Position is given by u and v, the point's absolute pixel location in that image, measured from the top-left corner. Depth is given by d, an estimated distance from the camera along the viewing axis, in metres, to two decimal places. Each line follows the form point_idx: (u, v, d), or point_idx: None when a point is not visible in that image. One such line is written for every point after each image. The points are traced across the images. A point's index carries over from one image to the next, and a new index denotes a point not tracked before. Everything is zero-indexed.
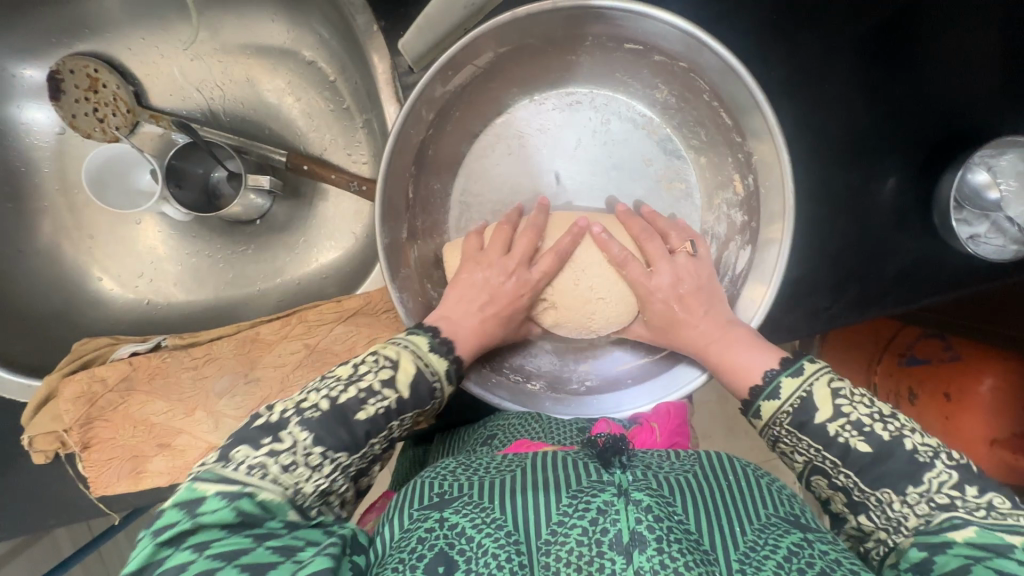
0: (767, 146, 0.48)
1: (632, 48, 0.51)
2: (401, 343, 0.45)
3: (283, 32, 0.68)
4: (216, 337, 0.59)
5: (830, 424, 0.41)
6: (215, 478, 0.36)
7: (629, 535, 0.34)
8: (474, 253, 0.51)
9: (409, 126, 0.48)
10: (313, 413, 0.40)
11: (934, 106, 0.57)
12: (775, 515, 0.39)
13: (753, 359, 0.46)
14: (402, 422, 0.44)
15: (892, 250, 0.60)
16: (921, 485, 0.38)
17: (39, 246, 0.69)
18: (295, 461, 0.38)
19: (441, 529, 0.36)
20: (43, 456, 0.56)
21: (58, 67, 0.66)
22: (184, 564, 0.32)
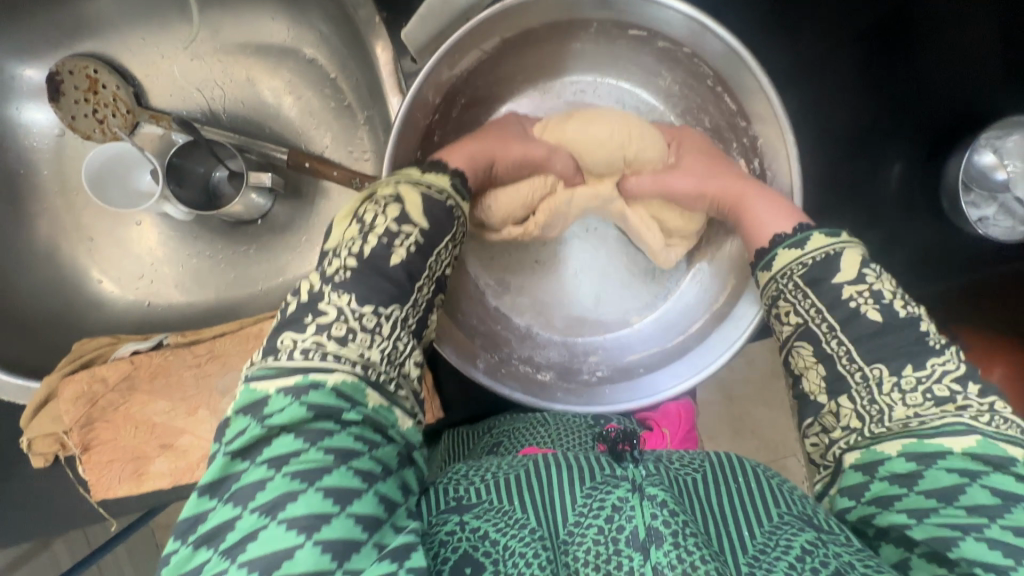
0: (773, 131, 0.48)
1: (637, 34, 0.51)
2: (395, 180, 0.44)
3: (284, 30, 0.68)
4: (218, 335, 0.58)
5: (847, 287, 0.42)
6: (274, 376, 0.36)
7: (645, 531, 0.35)
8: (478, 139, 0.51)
9: (415, 111, 0.48)
10: (343, 276, 0.40)
11: (938, 87, 0.57)
12: (789, 514, 0.38)
13: (774, 215, 0.47)
14: (437, 256, 0.44)
15: (900, 234, 0.60)
16: (924, 370, 0.39)
17: (38, 248, 0.68)
18: (350, 330, 0.38)
19: (463, 532, 0.37)
20: (42, 459, 0.55)
21: (57, 69, 0.66)
22: (263, 478, 0.32)
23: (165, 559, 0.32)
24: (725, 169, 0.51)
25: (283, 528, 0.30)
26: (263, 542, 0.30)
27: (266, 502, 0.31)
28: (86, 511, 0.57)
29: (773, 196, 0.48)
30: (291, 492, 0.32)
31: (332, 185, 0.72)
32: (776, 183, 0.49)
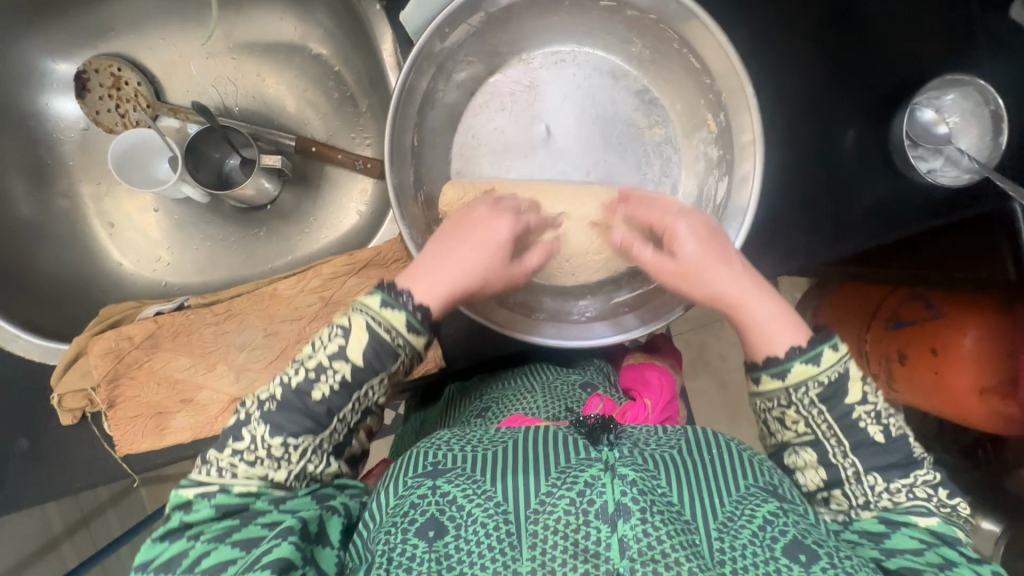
0: (733, 82, 0.54)
1: (607, 4, 0.58)
2: (351, 308, 0.46)
3: (292, 28, 0.75)
4: (235, 295, 0.62)
5: (856, 405, 0.46)
6: (194, 484, 0.44)
7: (614, 506, 0.37)
8: (457, 221, 0.53)
9: (412, 79, 0.55)
10: (270, 405, 0.45)
11: (881, 49, 0.64)
12: (755, 485, 0.42)
13: (772, 312, 0.48)
14: (371, 390, 0.46)
15: (860, 186, 0.64)
16: (908, 478, 0.46)
17: (63, 232, 0.73)
18: (258, 454, 0.44)
19: (433, 496, 0.40)
20: (70, 416, 0.59)
21: (85, 68, 0.72)
22: (184, 548, 0.41)
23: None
24: (727, 260, 0.50)
25: None
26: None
27: (188, 565, 0.40)
28: (106, 469, 0.60)
29: (770, 293, 0.50)
30: (206, 550, 0.40)
31: (336, 170, 0.78)
32: (738, 131, 0.55)
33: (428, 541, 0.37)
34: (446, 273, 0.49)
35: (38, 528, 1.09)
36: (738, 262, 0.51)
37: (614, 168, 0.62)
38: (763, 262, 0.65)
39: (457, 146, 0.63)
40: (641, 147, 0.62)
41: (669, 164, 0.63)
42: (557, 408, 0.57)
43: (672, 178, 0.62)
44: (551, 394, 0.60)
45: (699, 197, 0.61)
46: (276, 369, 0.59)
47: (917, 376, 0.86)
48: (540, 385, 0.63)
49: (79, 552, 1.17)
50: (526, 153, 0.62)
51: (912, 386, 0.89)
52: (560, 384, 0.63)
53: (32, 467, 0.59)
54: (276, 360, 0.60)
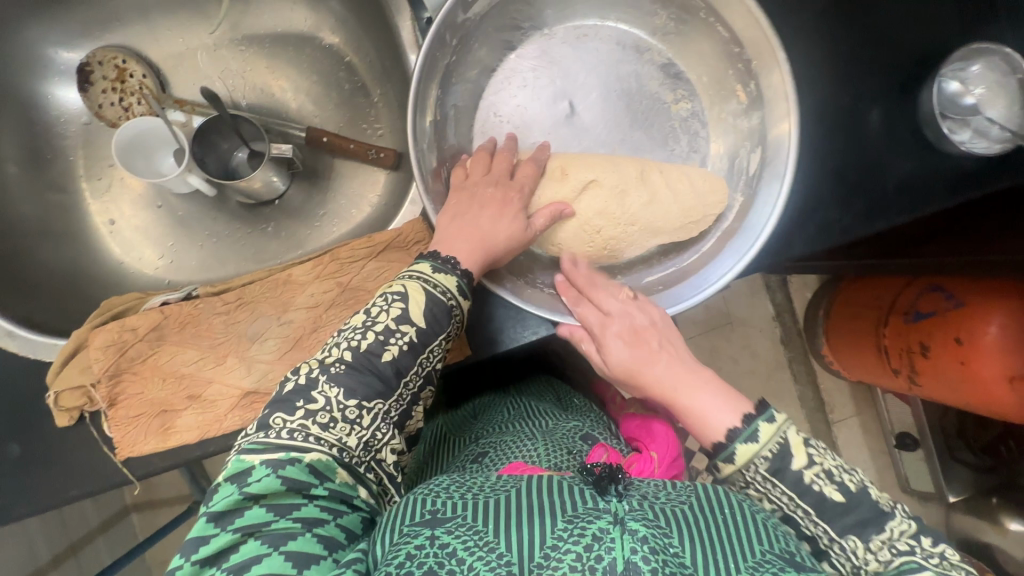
0: (766, 50, 0.54)
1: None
2: (407, 276, 0.48)
3: (304, 19, 0.73)
4: (247, 282, 0.59)
5: (806, 471, 0.40)
6: (258, 448, 0.41)
7: (623, 565, 0.31)
8: (461, 182, 0.55)
9: (433, 51, 0.54)
10: (338, 368, 0.44)
11: (902, 23, 0.63)
12: (771, 552, 0.36)
13: (708, 405, 0.45)
14: (431, 355, 0.47)
15: (891, 160, 0.63)
16: (885, 533, 0.39)
17: (63, 229, 0.70)
18: (333, 418, 0.42)
19: (430, 547, 0.35)
20: (67, 417, 0.54)
21: (89, 60, 0.71)
22: (235, 543, 0.37)
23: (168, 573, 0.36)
24: (652, 357, 0.49)
25: None
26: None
27: (236, 564, 0.36)
28: (103, 475, 0.55)
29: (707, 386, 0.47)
30: (259, 556, 0.36)
31: (346, 163, 0.75)
32: (773, 100, 0.55)
33: None
34: (461, 240, 0.50)
35: (25, 557, 1.02)
36: (662, 356, 0.50)
37: (641, 144, 0.61)
38: (796, 239, 0.62)
39: (479, 124, 0.61)
40: (667, 120, 0.61)
41: (697, 139, 0.61)
42: (562, 459, 0.52)
43: (701, 153, 0.61)
44: (551, 442, 0.55)
45: (731, 169, 0.60)
46: (289, 360, 0.56)
47: (944, 368, 0.84)
48: (541, 433, 0.57)
49: None
50: (551, 131, 0.60)
51: (939, 381, 0.86)
52: (562, 435, 0.57)
53: (24, 473, 0.55)
54: (291, 351, 0.56)
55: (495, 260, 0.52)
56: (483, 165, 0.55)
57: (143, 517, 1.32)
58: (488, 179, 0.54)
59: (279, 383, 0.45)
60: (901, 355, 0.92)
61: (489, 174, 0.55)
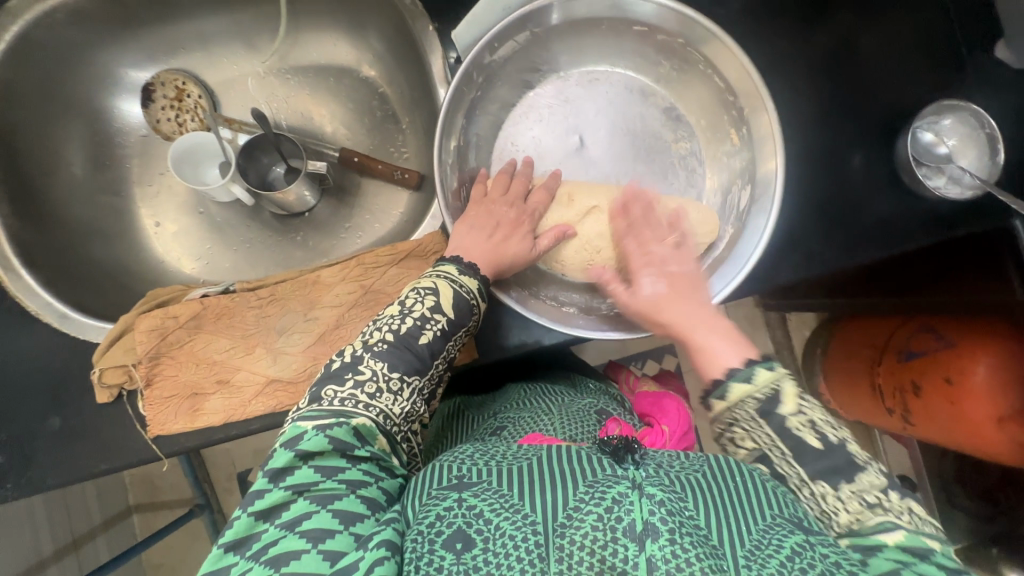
0: (756, 99, 0.60)
1: (639, 30, 0.65)
2: (435, 274, 0.55)
3: (343, 53, 0.81)
4: (279, 281, 0.64)
5: (791, 417, 0.44)
6: (310, 416, 0.47)
7: (642, 525, 0.35)
8: (480, 198, 0.62)
9: (463, 85, 0.61)
10: (382, 346, 0.51)
11: (882, 82, 0.71)
12: (780, 516, 0.40)
13: (719, 349, 0.50)
14: (456, 341, 0.55)
15: (870, 201, 0.69)
16: (855, 485, 0.42)
17: (115, 228, 0.77)
18: (379, 388, 0.50)
19: (459, 508, 0.39)
20: (107, 394, 0.60)
21: (153, 80, 0.79)
22: (286, 500, 0.43)
23: (229, 519, 0.42)
24: (681, 299, 0.55)
25: (295, 538, 0.40)
26: (279, 549, 0.40)
27: (287, 520, 0.42)
28: (133, 451, 0.60)
29: (721, 328, 0.52)
30: (308, 512, 0.42)
31: (372, 182, 0.82)
32: (760, 140, 0.61)
33: (456, 553, 0.37)
34: (479, 251, 0.57)
35: (29, 548, 1.05)
36: (693, 300, 0.55)
37: (643, 176, 0.67)
38: (782, 267, 0.68)
39: (496, 153, 0.68)
40: (667, 158, 0.68)
41: (694, 176, 0.68)
42: (577, 431, 0.58)
43: (697, 189, 0.68)
44: (567, 416, 0.61)
45: (723, 206, 0.66)
46: (313, 354, 0.61)
47: (934, 406, 0.87)
48: (557, 408, 0.64)
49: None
50: (561, 160, 0.67)
51: (932, 420, 0.88)
52: (577, 409, 0.64)
53: (63, 444, 0.60)
54: (316, 344, 0.61)
55: (505, 270, 0.59)
56: (503, 185, 0.62)
57: (143, 519, 1.34)
58: (503, 201, 0.61)
59: (325, 363, 0.52)
60: (895, 393, 0.94)
61: (507, 193, 0.62)
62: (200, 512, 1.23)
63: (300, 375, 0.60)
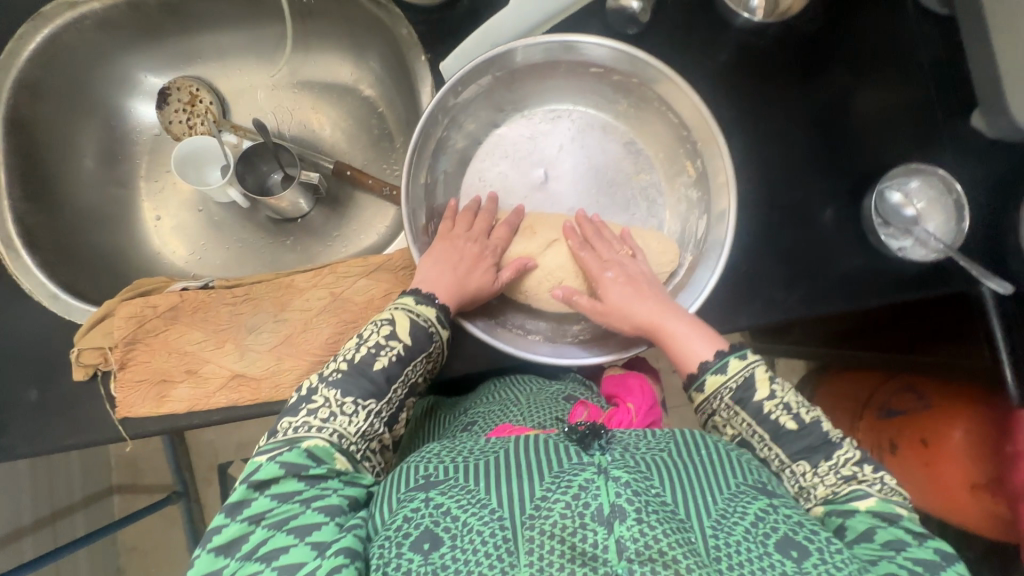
0: (709, 137, 0.63)
1: (596, 71, 0.68)
2: (394, 307, 0.59)
3: (347, 73, 0.86)
4: (256, 281, 0.68)
5: (765, 402, 0.53)
6: (266, 450, 0.51)
7: (609, 508, 0.37)
8: (446, 232, 0.65)
9: (428, 128, 0.64)
10: (337, 375, 0.54)
11: (856, 140, 0.72)
12: (744, 483, 0.44)
13: (694, 347, 0.57)
14: (414, 368, 0.57)
15: (835, 255, 0.70)
16: (831, 459, 0.52)
17: (119, 217, 0.82)
18: (332, 411, 0.52)
19: (426, 508, 0.41)
20: (84, 371, 0.63)
21: (169, 85, 0.85)
22: (244, 533, 0.45)
23: (191, 559, 0.45)
24: (642, 293, 0.61)
25: (255, 564, 0.43)
26: None
27: (247, 550, 0.44)
28: (102, 428, 0.63)
29: (687, 318, 0.59)
30: (264, 539, 0.44)
31: (363, 195, 0.86)
32: (715, 177, 0.64)
33: (424, 554, 0.38)
34: (440, 283, 0.60)
35: (10, 515, 1.09)
36: (651, 293, 0.61)
37: (605, 209, 0.71)
38: (744, 310, 0.70)
39: (464, 189, 0.72)
40: (630, 189, 0.72)
41: (654, 206, 0.72)
42: (544, 416, 0.61)
43: (657, 218, 0.71)
44: (534, 405, 0.64)
45: (684, 234, 0.70)
46: (277, 353, 0.64)
47: (909, 467, 0.87)
48: (525, 399, 0.67)
49: (40, 547, 1.16)
50: (526, 195, 0.72)
51: (906, 482, 0.88)
52: (545, 398, 0.67)
53: (37, 416, 0.63)
54: (281, 345, 0.64)
55: (471, 303, 0.62)
56: (466, 223, 0.66)
57: (123, 500, 1.38)
58: (466, 233, 0.65)
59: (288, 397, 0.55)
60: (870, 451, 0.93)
61: (471, 230, 0.66)
62: (177, 499, 1.26)
63: (264, 373, 0.63)
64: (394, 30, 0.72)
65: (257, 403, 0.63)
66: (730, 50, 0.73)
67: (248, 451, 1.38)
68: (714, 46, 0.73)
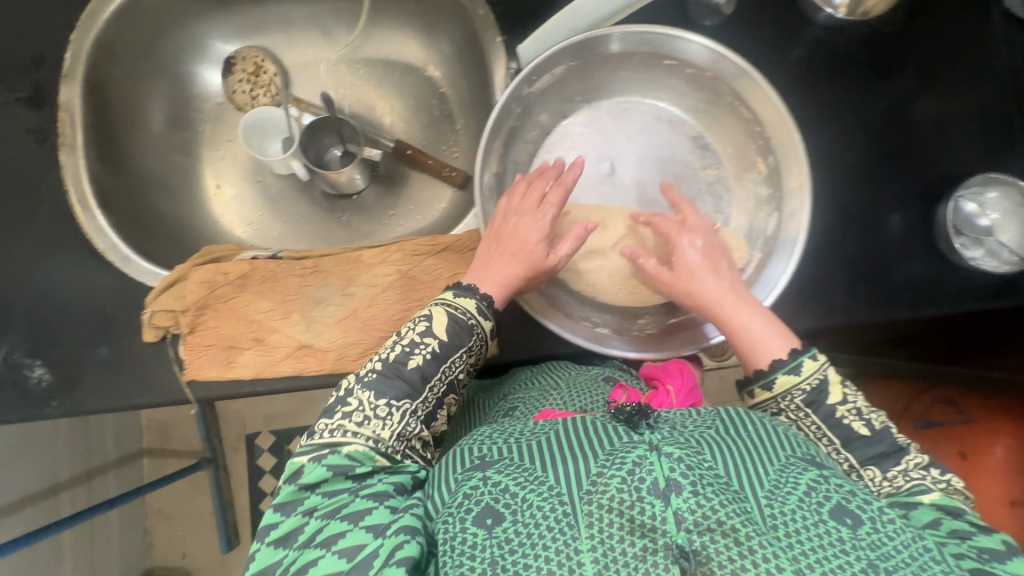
0: (784, 131, 0.63)
1: (670, 63, 0.67)
2: (433, 301, 0.58)
3: (412, 52, 0.86)
4: (324, 254, 0.69)
5: (839, 406, 0.53)
6: (307, 450, 0.52)
7: (664, 482, 0.37)
8: (506, 204, 0.63)
9: (501, 118, 0.64)
10: (372, 375, 0.54)
11: (931, 148, 0.71)
12: (793, 456, 0.44)
13: (764, 338, 0.56)
14: (454, 364, 0.56)
15: (903, 261, 0.69)
16: (901, 464, 0.51)
17: (182, 183, 0.83)
18: (366, 414, 0.52)
19: (486, 486, 0.42)
20: (155, 333, 0.64)
21: (235, 54, 0.84)
22: (299, 523, 0.48)
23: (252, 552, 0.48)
24: (719, 272, 0.59)
25: (313, 550, 0.45)
26: (299, 564, 0.45)
27: (304, 540, 0.47)
28: (169, 389, 0.64)
29: (757, 307, 0.58)
30: (320, 526, 0.47)
31: (421, 175, 0.86)
32: (787, 174, 0.64)
33: (488, 528, 0.39)
34: (493, 270, 0.59)
35: (47, 470, 1.11)
36: (727, 273, 0.60)
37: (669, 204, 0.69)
38: (807, 312, 0.69)
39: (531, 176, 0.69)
40: (697, 183, 0.70)
41: (721, 202, 0.70)
42: (587, 400, 0.60)
43: (724, 215, 0.69)
44: (576, 388, 0.63)
45: (750, 231, 0.68)
46: (344, 326, 0.65)
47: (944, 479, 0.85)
48: (565, 383, 0.66)
49: (75, 504, 1.18)
50: (590, 187, 0.70)
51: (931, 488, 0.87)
52: (584, 381, 0.65)
53: (107, 372, 0.65)
54: (348, 319, 0.65)
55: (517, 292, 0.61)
56: (522, 190, 0.63)
57: (152, 463, 1.41)
58: (522, 204, 0.62)
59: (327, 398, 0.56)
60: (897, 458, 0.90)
61: (530, 197, 0.62)
62: (206, 466, 1.28)
63: (330, 344, 0.64)
64: (471, 11, 0.72)
65: (323, 373, 0.63)
66: (808, 49, 0.72)
67: (275, 424, 1.40)
68: (792, 42, 0.72)
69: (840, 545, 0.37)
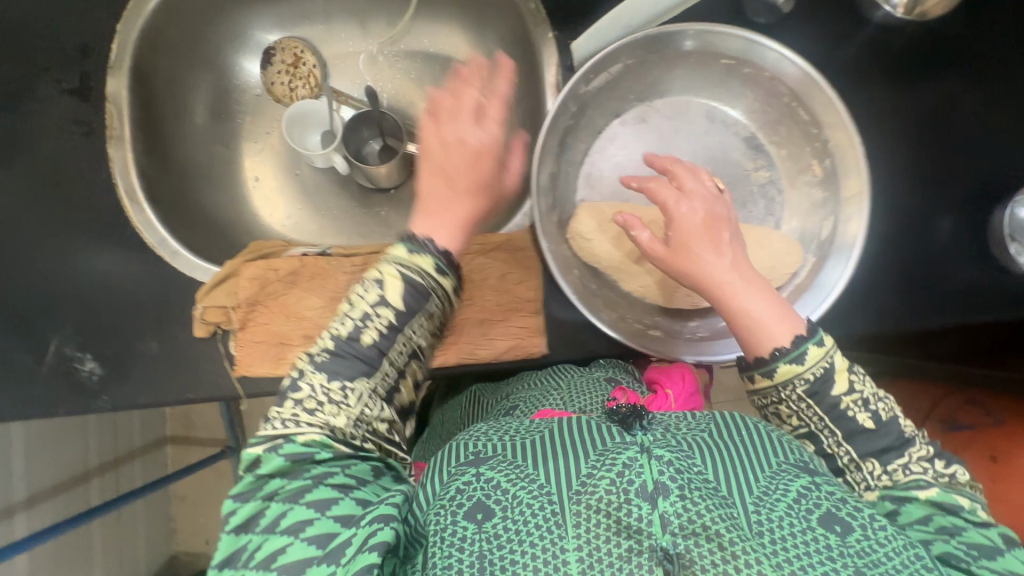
0: (844, 133, 0.62)
1: (727, 63, 0.66)
2: (382, 263, 0.55)
3: (454, 45, 0.84)
4: (374, 252, 0.68)
5: (844, 397, 0.53)
6: (262, 440, 0.51)
7: (653, 485, 0.38)
8: (434, 120, 0.59)
9: (558, 114, 0.63)
10: (323, 356, 0.53)
11: (988, 151, 0.70)
12: (786, 462, 0.43)
13: (760, 318, 0.54)
14: (413, 333, 0.55)
15: (953, 266, 0.69)
16: (903, 457, 0.53)
17: (222, 176, 0.82)
18: (322, 399, 0.52)
19: (478, 482, 0.42)
20: (206, 329, 0.64)
21: (275, 45, 0.82)
22: (259, 509, 0.48)
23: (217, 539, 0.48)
24: (720, 248, 0.55)
25: (277, 537, 0.46)
26: (263, 551, 0.45)
27: (265, 525, 0.47)
28: (220, 385, 0.65)
29: (757, 284, 0.55)
30: (281, 512, 0.47)
31: None
32: (845, 179, 0.64)
33: (477, 523, 0.39)
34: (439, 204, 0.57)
35: (78, 458, 1.12)
36: (728, 247, 0.55)
37: None
38: (856, 316, 0.69)
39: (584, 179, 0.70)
40: (749, 185, 0.69)
41: (773, 205, 0.69)
42: (586, 401, 0.61)
43: (775, 218, 0.69)
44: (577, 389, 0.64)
45: (803, 234, 0.68)
46: None
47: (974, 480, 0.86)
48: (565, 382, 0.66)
49: (104, 492, 1.19)
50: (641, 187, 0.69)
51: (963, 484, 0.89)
52: (584, 381, 0.65)
53: (159, 367, 0.65)
54: None
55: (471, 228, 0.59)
56: (453, 102, 0.59)
57: (176, 451, 1.42)
58: (454, 120, 0.58)
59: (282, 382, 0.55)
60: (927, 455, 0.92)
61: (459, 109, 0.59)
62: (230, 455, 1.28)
63: None
64: (523, 5, 0.70)
65: None
66: (866, 48, 0.71)
67: None
68: (848, 42, 0.71)
69: (828, 552, 0.37)
